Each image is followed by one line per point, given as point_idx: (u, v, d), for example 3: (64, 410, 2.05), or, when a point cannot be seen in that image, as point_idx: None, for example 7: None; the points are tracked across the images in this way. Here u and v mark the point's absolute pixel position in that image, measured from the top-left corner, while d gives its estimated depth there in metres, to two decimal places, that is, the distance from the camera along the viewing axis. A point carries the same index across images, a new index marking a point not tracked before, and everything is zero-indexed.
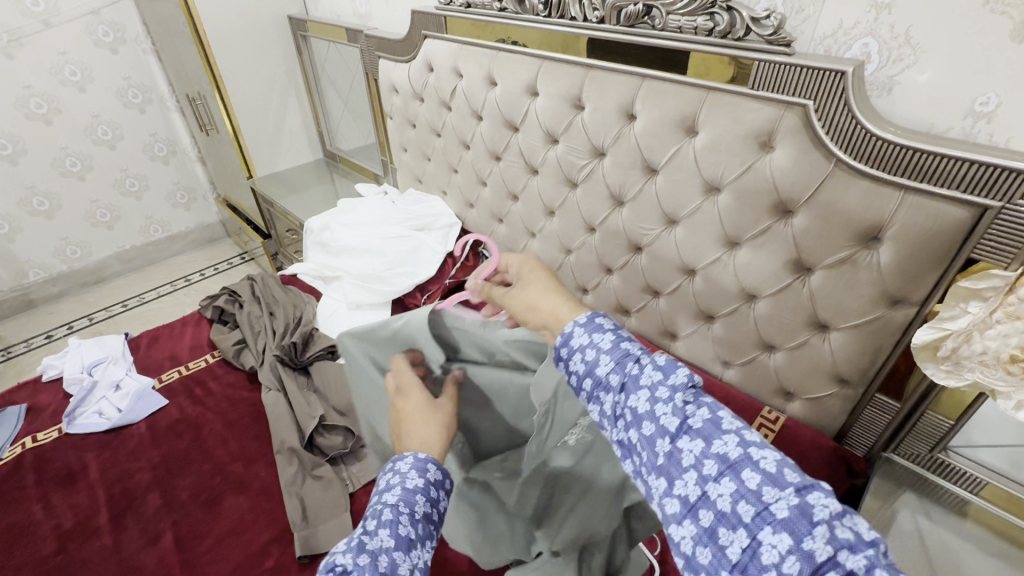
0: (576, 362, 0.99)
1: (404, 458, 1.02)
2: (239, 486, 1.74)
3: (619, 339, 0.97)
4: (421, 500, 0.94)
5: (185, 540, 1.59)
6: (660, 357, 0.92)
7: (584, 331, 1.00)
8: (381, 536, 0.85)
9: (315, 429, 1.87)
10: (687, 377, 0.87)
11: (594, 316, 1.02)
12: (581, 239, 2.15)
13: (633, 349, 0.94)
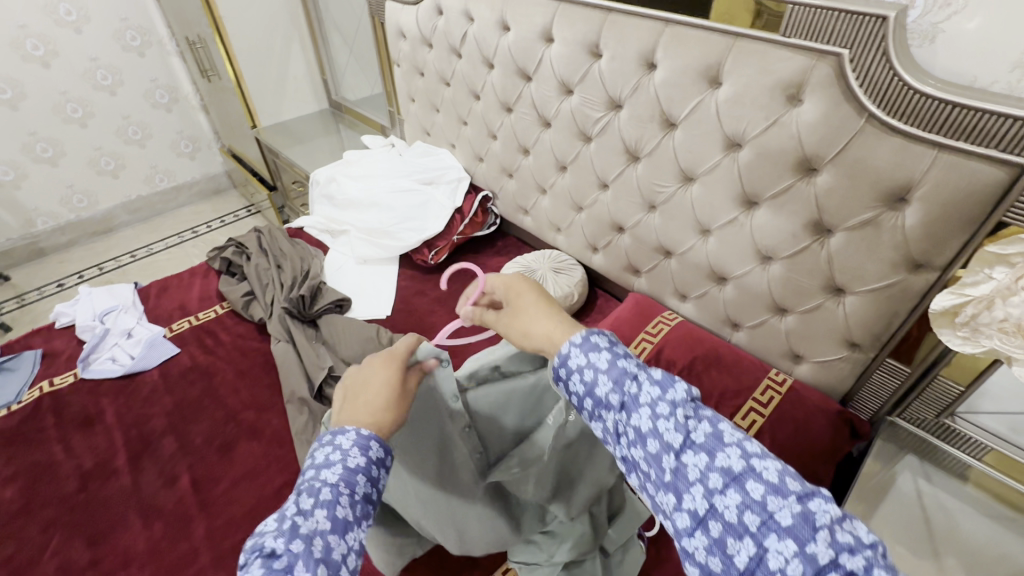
0: (575, 382, 0.96)
1: (346, 432, 0.93)
2: (251, 433, 1.78)
3: (617, 357, 0.94)
4: (362, 480, 0.88)
5: (202, 482, 1.64)
6: (658, 374, 0.90)
7: (581, 350, 0.96)
8: (317, 519, 0.80)
9: (326, 380, 1.88)
10: (686, 390, 0.86)
11: (588, 335, 0.99)
12: (593, 196, 2.10)
13: (630, 367, 0.93)
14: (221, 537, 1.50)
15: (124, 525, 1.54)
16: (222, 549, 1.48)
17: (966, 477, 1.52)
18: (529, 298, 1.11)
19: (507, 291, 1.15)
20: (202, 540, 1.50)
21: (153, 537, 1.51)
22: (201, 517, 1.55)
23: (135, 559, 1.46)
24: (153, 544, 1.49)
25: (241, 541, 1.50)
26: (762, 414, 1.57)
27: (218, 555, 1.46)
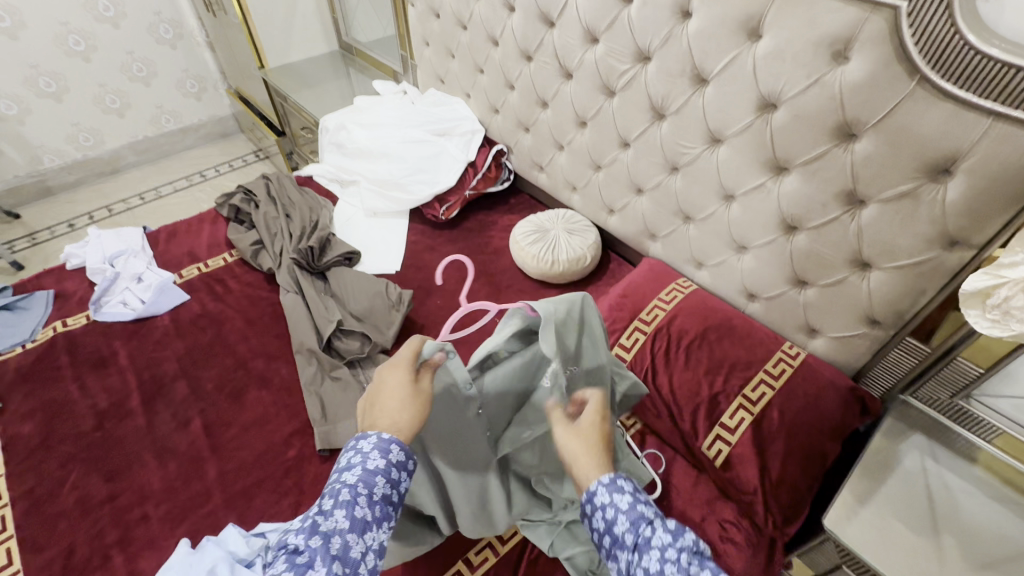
0: (597, 519, 1.02)
1: (368, 436, 1.04)
2: (261, 381, 1.80)
3: (638, 500, 1.01)
4: (381, 482, 0.99)
5: (214, 427, 1.68)
6: (671, 526, 0.98)
7: (607, 489, 1.04)
8: (336, 518, 0.92)
9: (333, 333, 1.88)
10: (693, 546, 0.94)
11: (615, 477, 1.06)
12: (612, 155, 2.01)
13: (648, 511, 1.00)
14: (233, 480, 1.55)
15: (140, 464, 1.58)
16: (234, 491, 1.52)
17: (974, 458, 1.49)
18: (595, 440, 1.14)
19: (585, 423, 1.17)
20: (214, 482, 1.54)
21: (168, 477, 1.55)
22: (213, 460, 1.59)
23: (151, 497, 1.51)
24: (167, 483, 1.54)
25: (252, 485, 1.54)
26: (772, 387, 1.53)
27: (230, 498, 1.51)
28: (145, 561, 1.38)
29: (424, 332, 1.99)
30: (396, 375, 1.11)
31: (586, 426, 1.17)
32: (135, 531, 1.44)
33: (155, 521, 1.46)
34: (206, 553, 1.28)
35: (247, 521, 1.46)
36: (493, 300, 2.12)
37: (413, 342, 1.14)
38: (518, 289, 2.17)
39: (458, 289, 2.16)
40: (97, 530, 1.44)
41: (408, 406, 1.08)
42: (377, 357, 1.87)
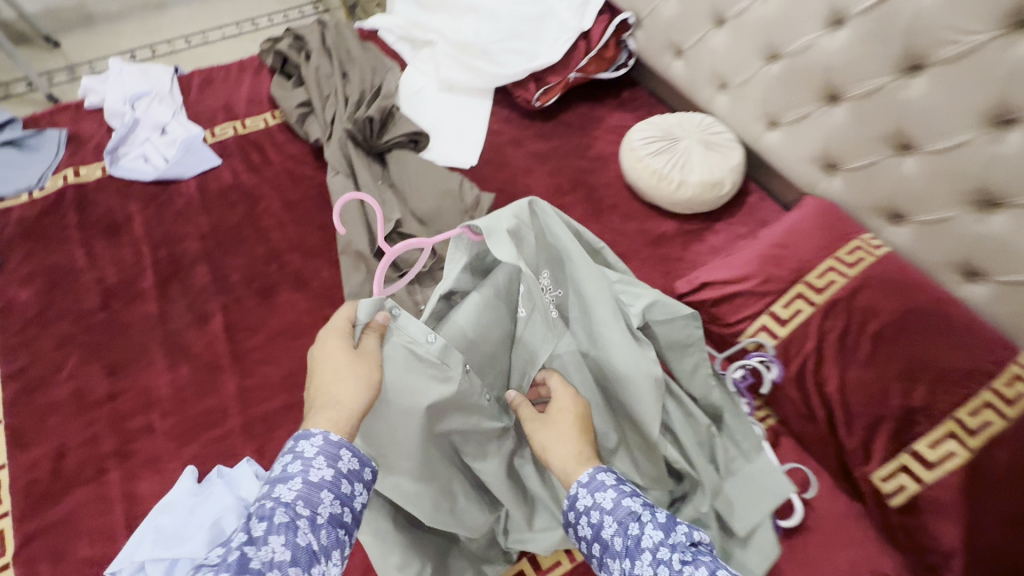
0: (583, 525, 0.93)
1: (312, 436, 0.83)
2: (297, 282, 1.45)
3: (623, 494, 0.92)
4: (328, 498, 0.78)
5: (235, 330, 1.35)
6: (660, 516, 0.88)
7: (588, 490, 0.94)
8: (273, 547, 0.70)
9: (389, 235, 1.48)
10: (685, 532, 0.84)
11: (595, 471, 0.97)
12: (809, 39, 1.39)
13: (634, 507, 0.90)
14: (253, 401, 1.24)
15: (148, 360, 1.29)
16: (253, 415, 1.22)
17: None
18: (570, 416, 1.04)
19: (551, 412, 1.06)
20: (231, 400, 1.24)
21: (178, 382, 1.26)
22: (232, 372, 1.28)
23: (157, 403, 1.23)
24: (177, 389, 1.25)
25: (276, 411, 1.23)
26: (1003, 415, 1.02)
27: (247, 422, 1.21)
28: (143, 483, 1.13)
29: None
30: (332, 346, 0.93)
31: (555, 408, 1.06)
32: (135, 443, 1.18)
33: (160, 435, 1.19)
34: (215, 499, 1.02)
35: (266, 457, 1.17)
36: (591, 223, 1.64)
37: (348, 306, 0.99)
38: (625, 214, 1.67)
39: (547, 202, 1.67)
40: (93, 433, 1.18)
41: (355, 380, 0.91)
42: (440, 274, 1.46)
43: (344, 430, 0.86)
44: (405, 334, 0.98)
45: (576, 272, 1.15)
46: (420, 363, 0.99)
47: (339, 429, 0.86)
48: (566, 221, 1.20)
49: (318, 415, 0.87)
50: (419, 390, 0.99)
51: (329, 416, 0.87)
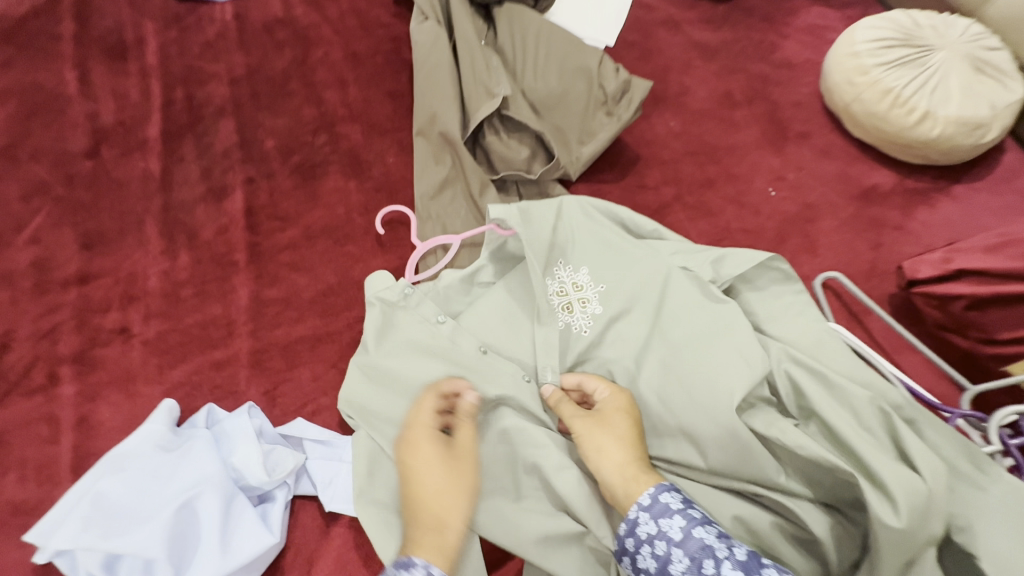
0: (643, 559, 0.62)
1: (413, 564, 0.61)
2: (352, 166, 1.03)
3: (697, 520, 0.62)
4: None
5: (260, 217, 0.96)
6: (740, 552, 0.58)
7: (651, 516, 0.63)
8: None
9: (487, 118, 1.02)
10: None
11: (657, 490, 0.65)
12: None
13: (711, 539, 0.60)
14: (271, 322, 0.87)
15: (137, 237, 0.92)
16: (268, 342, 0.85)
17: None
18: (624, 418, 0.74)
19: (602, 407, 0.75)
20: (241, 314, 0.87)
21: (173, 275, 0.89)
22: (247, 275, 0.90)
23: (140, 300, 0.87)
24: (170, 286, 0.89)
25: (301, 343, 0.86)
26: None
27: (259, 351, 0.84)
28: (105, 410, 0.79)
29: (638, 174, 1.08)
30: (425, 451, 0.71)
31: (606, 406, 0.75)
32: (104, 350, 0.83)
33: (138, 345, 0.84)
34: (192, 465, 0.67)
35: (278, 407, 0.81)
36: (770, 154, 1.13)
37: (432, 397, 0.76)
38: (820, 149, 1.15)
39: (710, 114, 1.17)
40: (50, 325, 0.84)
41: (443, 477, 0.70)
42: (551, 187, 1.02)
43: (446, 557, 0.64)
44: (385, 289, 0.85)
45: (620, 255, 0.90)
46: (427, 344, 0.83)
47: (439, 556, 0.63)
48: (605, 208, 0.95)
49: (416, 538, 0.65)
50: (412, 377, 0.81)
51: (430, 538, 0.65)
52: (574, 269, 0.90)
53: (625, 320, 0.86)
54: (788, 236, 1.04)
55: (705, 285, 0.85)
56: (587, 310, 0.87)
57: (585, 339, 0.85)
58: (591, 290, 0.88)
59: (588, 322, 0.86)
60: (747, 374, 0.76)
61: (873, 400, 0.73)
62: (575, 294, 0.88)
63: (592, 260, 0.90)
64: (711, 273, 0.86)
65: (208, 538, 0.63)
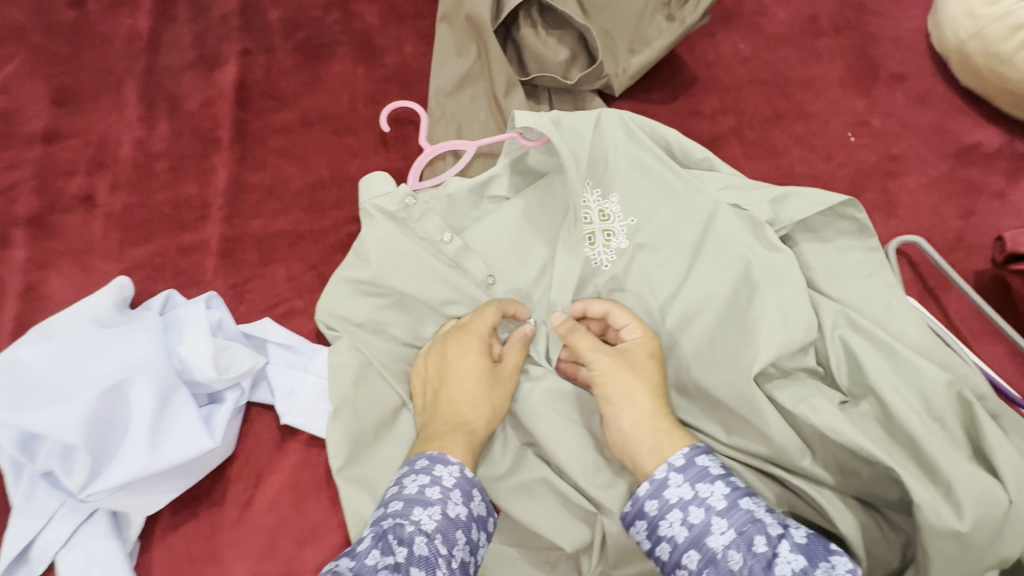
0: (670, 526, 0.52)
1: (449, 462, 0.54)
2: (362, 47, 0.88)
3: (741, 490, 0.52)
4: (463, 543, 0.51)
5: (252, 93, 0.84)
6: (798, 533, 0.48)
7: (685, 479, 0.53)
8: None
9: (524, 8, 0.86)
10: (851, 565, 0.45)
11: (692, 451, 0.55)
12: None
13: (760, 513, 0.50)
14: (249, 212, 0.76)
15: (114, 100, 0.82)
16: (243, 232, 0.75)
17: None
18: (656, 364, 0.61)
19: (631, 348, 0.62)
20: (217, 198, 0.77)
21: (148, 146, 0.79)
22: (229, 156, 0.79)
23: (109, 168, 0.78)
24: (143, 158, 0.78)
25: (279, 238, 0.75)
26: None
27: (231, 240, 0.75)
28: (56, 282, 0.71)
29: (691, 99, 0.92)
30: (471, 356, 0.60)
31: (636, 349, 0.62)
32: (64, 218, 0.74)
33: (100, 217, 0.75)
34: (128, 346, 0.59)
35: (244, 303, 0.72)
36: (856, 94, 0.94)
37: (488, 310, 0.63)
38: (916, 95, 0.95)
39: (789, 39, 0.98)
40: (9, 183, 0.76)
41: (476, 381, 0.60)
42: (587, 101, 0.87)
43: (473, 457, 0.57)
44: (383, 196, 0.68)
45: (656, 180, 0.70)
46: (428, 265, 0.69)
47: (466, 454, 0.56)
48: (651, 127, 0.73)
49: (439, 435, 0.57)
50: (409, 295, 0.68)
51: (457, 436, 0.57)
52: (603, 193, 0.70)
53: (655, 262, 0.68)
54: (861, 190, 0.87)
55: (762, 225, 0.65)
56: (611, 245, 0.69)
57: (604, 278, 0.69)
58: (620, 222, 0.69)
59: (611, 259, 0.69)
60: (785, 337, 0.60)
61: (953, 384, 0.56)
62: (600, 223, 0.69)
63: (624, 182, 0.71)
64: (769, 213, 0.66)
65: (138, 429, 0.56)
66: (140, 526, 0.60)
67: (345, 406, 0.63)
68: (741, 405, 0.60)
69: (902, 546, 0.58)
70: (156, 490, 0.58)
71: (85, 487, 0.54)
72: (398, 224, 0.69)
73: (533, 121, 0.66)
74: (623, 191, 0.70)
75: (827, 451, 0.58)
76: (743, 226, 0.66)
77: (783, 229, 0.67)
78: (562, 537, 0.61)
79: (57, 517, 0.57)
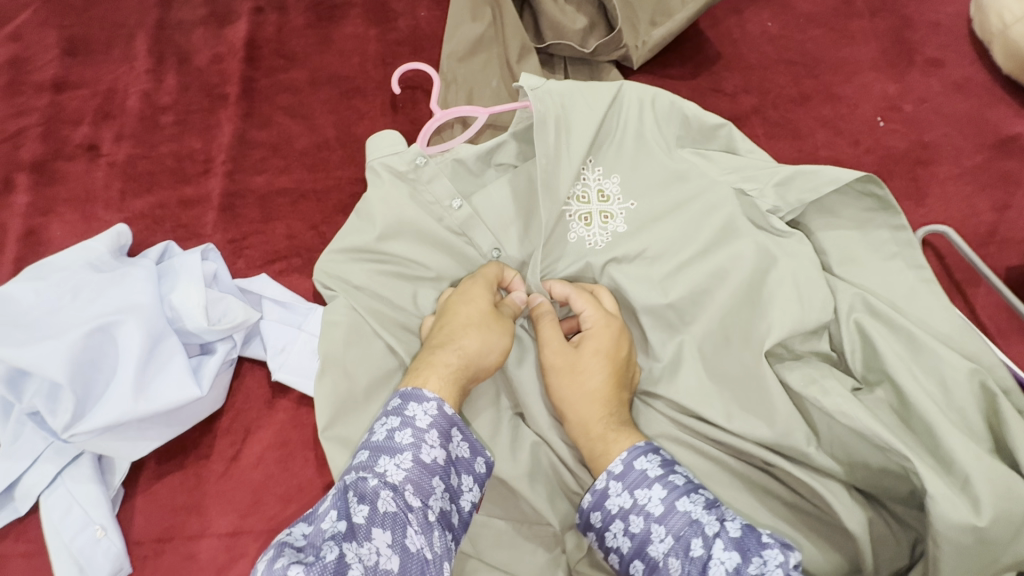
0: (618, 536, 0.51)
1: (424, 399, 0.51)
2: (376, 10, 0.85)
3: (681, 488, 0.50)
4: (440, 490, 0.48)
5: (263, 51, 0.82)
6: (733, 526, 0.47)
7: (624, 487, 0.52)
8: (374, 550, 0.43)
9: None
10: (782, 558, 0.44)
11: (631, 455, 0.53)
12: None
13: (696, 513, 0.49)
14: (252, 168, 0.75)
15: (124, 52, 0.81)
16: (244, 188, 0.74)
17: None
18: (604, 365, 0.57)
19: (582, 344, 0.58)
20: (221, 153, 0.76)
21: (155, 99, 0.78)
22: (235, 112, 0.78)
23: (115, 119, 0.77)
24: (150, 110, 0.78)
25: (281, 196, 0.74)
26: None
27: (232, 196, 0.74)
28: (57, 229, 0.71)
29: (714, 75, 0.89)
30: (474, 293, 0.59)
31: (586, 345, 0.58)
32: (69, 165, 0.74)
33: (104, 166, 0.74)
34: (120, 290, 0.58)
35: (242, 259, 0.71)
36: (889, 78, 0.89)
37: (490, 266, 0.62)
38: (952, 83, 0.89)
39: (821, 19, 0.93)
40: (16, 129, 0.76)
41: (478, 312, 0.57)
42: (604, 72, 0.85)
43: (456, 394, 0.54)
44: (393, 156, 0.66)
45: (665, 155, 0.66)
46: (433, 230, 0.66)
47: (448, 389, 0.53)
48: (672, 101, 0.68)
49: (421, 369, 0.54)
50: (410, 260, 0.65)
51: (440, 370, 0.53)
52: (604, 172, 0.67)
53: (656, 245, 0.64)
54: (888, 177, 0.83)
55: (765, 215, 0.62)
56: (607, 226, 0.65)
57: (601, 254, 0.65)
58: (619, 203, 0.66)
59: (606, 240, 0.65)
60: (800, 315, 0.58)
61: (976, 373, 0.53)
62: (597, 204, 0.66)
63: (627, 161, 0.67)
64: (772, 201, 0.62)
65: (123, 373, 0.55)
66: (125, 474, 0.60)
67: (334, 364, 0.60)
68: (746, 383, 0.58)
69: (912, 543, 0.54)
70: (141, 436, 0.58)
71: (68, 427, 0.54)
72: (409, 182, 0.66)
73: (534, 85, 0.64)
74: (626, 170, 0.67)
75: (835, 438, 0.55)
76: (741, 213, 0.63)
77: (790, 216, 0.63)
78: (551, 512, 0.59)
79: (43, 458, 0.58)
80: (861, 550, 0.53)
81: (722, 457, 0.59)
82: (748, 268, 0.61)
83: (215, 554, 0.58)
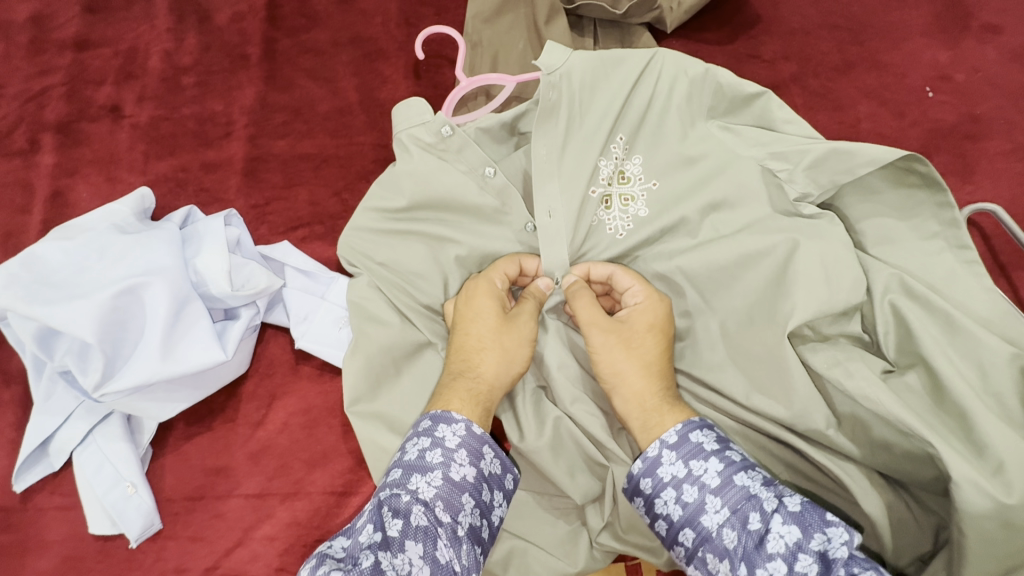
0: (671, 504, 0.50)
1: (454, 420, 0.51)
2: None
3: (741, 466, 0.49)
4: (469, 506, 0.49)
5: (284, 11, 0.79)
6: (793, 501, 0.46)
7: (677, 457, 0.51)
8: (408, 561, 0.43)
9: None
10: (846, 537, 0.43)
11: (686, 427, 0.52)
12: None
13: (754, 491, 0.47)
14: (274, 131, 0.74)
15: (145, 9, 0.79)
16: (266, 152, 0.73)
17: None
18: (657, 339, 0.57)
19: (630, 318, 0.58)
20: (242, 116, 0.75)
21: (175, 59, 0.77)
22: (257, 73, 0.77)
23: (137, 79, 0.76)
24: (171, 70, 0.76)
25: (303, 161, 0.73)
26: None
27: (255, 160, 0.73)
28: (82, 190, 0.71)
29: (752, 40, 0.84)
30: (477, 304, 0.58)
31: (636, 319, 0.58)
32: (93, 125, 0.74)
33: (127, 128, 0.74)
34: (144, 253, 0.58)
35: (265, 225, 0.71)
36: (940, 45, 0.83)
37: (506, 261, 0.61)
38: (1012, 50, 0.83)
39: None
40: (40, 89, 0.75)
41: (489, 323, 0.57)
42: (635, 34, 0.80)
43: (483, 413, 0.54)
44: (421, 125, 0.61)
45: (684, 133, 0.63)
46: (467, 202, 0.62)
47: (472, 408, 0.53)
48: (701, 72, 0.63)
49: (444, 392, 0.55)
50: (437, 235, 0.63)
51: (462, 392, 0.54)
52: (627, 151, 0.63)
53: (676, 229, 0.62)
54: (934, 152, 0.79)
55: (792, 203, 0.59)
56: (628, 210, 0.63)
57: (618, 244, 0.63)
58: (640, 185, 0.63)
59: (626, 226, 0.63)
60: (826, 298, 0.56)
61: (1016, 358, 0.51)
62: (618, 186, 0.63)
63: (649, 140, 0.63)
64: (800, 187, 0.59)
65: (152, 335, 0.56)
66: (153, 433, 0.61)
67: (368, 341, 0.60)
68: (766, 366, 0.57)
69: (935, 529, 0.54)
70: (169, 397, 0.60)
71: (99, 386, 0.55)
72: (430, 151, 0.62)
73: (558, 59, 0.61)
74: (649, 149, 0.63)
75: (857, 424, 0.54)
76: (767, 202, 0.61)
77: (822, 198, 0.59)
78: (573, 489, 0.59)
79: (75, 415, 0.59)
80: (876, 529, 0.53)
81: (742, 429, 0.59)
82: (775, 253, 0.58)
83: (243, 513, 0.60)
